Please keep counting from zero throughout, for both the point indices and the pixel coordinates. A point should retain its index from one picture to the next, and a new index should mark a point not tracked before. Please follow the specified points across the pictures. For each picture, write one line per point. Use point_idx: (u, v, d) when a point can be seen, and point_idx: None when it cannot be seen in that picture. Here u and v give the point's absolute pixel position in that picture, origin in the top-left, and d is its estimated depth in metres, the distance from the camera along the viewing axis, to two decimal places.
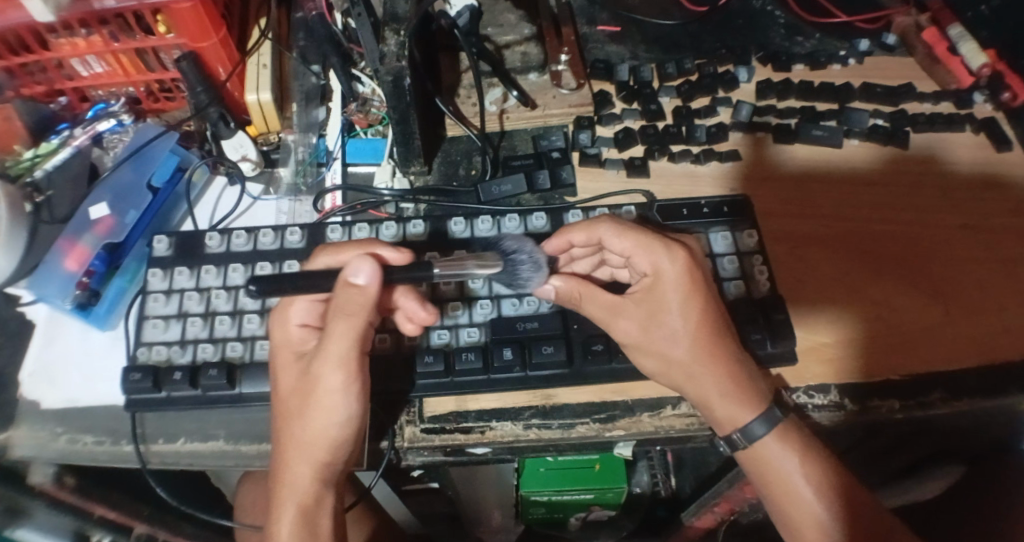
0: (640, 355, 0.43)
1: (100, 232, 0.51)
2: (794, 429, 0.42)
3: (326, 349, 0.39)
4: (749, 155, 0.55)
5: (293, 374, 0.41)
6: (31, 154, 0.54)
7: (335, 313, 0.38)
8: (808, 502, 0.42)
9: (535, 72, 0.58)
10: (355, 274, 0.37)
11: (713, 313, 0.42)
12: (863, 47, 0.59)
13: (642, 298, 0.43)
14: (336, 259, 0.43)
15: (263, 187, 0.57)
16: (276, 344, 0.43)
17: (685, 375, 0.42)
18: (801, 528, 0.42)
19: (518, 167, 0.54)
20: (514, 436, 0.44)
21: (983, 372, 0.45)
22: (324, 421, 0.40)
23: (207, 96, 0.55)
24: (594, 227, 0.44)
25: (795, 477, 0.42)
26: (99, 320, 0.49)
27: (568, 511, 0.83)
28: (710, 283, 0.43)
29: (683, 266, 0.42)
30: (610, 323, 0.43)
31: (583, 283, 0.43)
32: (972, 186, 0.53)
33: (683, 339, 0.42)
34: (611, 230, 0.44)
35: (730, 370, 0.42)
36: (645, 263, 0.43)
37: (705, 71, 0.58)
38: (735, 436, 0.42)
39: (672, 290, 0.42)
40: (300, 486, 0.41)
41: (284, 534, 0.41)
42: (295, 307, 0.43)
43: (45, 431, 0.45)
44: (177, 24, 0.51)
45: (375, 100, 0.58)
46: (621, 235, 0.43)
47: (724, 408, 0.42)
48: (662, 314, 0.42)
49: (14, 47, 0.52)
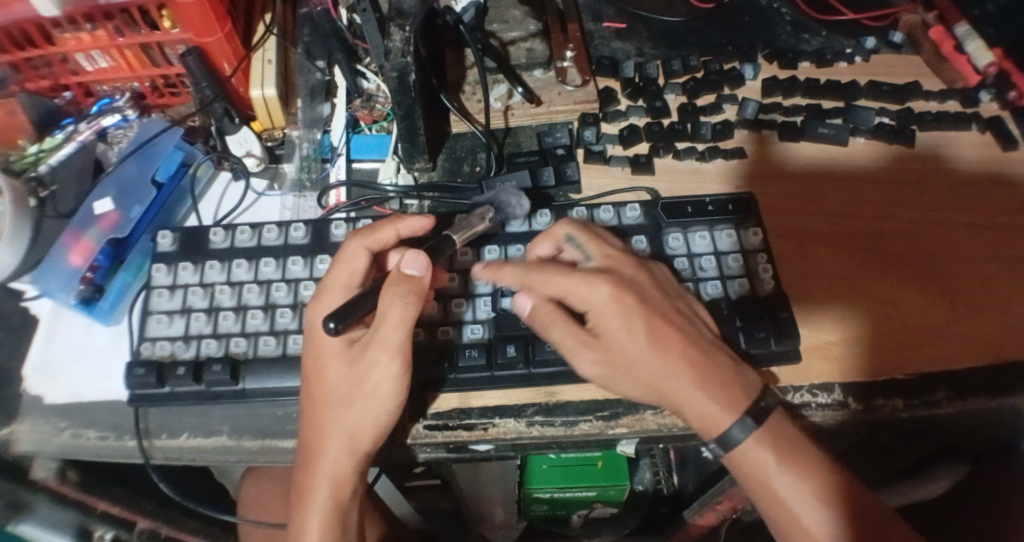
0: (613, 380, 0.42)
1: (104, 226, 0.51)
2: (774, 430, 0.42)
3: (378, 335, 0.39)
4: (754, 152, 0.55)
5: (342, 366, 0.41)
6: (34, 150, 0.54)
7: (387, 301, 0.38)
8: (789, 502, 0.41)
9: (540, 68, 0.58)
10: (409, 266, 0.39)
11: (667, 332, 0.41)
12: (870, 46, 0.59)
13: (601, 330, 0.42)
14: (372, 240, 0.42)
15: (267, 183, 0.57)
16: (315, 332, 0.41)
17: (654, 392, 0.42)
18: (787, 529, 0.41)
19: (523, 163, 0.53)
20: (517, 434, 0.44)
21: (987, 370, 0.44)
22: (369, 410, 0.40)
23: (213, 90, 0.54)
24: (526, 271, 0.42)
25: (771, 476, 0.41)
26: (102, 315, 0.49)
27: (571, 508, 0.83)
28: (650, 301, 0.42)
29: (612, 293, 0.41)
30: (575, 357, 0.41)
31: (549, 311, 0.42)
32: (979, 185, 0.53)
33: (636, 360, 0.41)
34: (540, 271, 0.42)
35: (700, 382, 0.41)
36: (577, 300, 0.42)
37: (710, 68, 0.57)
38: (732, 432, 0.41)
39: (610, 320, 0.41)
40: (327, 478, 0.41)
41: (314, 527, 0.42)
42: (331, 295, 0.41)
43: (47, 426, 0.45)
44: (182, 18, 0.51)
45: (380, 96, 0.58)
46: (552, 278, 0.42)
47: (697, 418, 0.41)
48: (614, 345, 0.41)
49: (19, 42, 0.52)
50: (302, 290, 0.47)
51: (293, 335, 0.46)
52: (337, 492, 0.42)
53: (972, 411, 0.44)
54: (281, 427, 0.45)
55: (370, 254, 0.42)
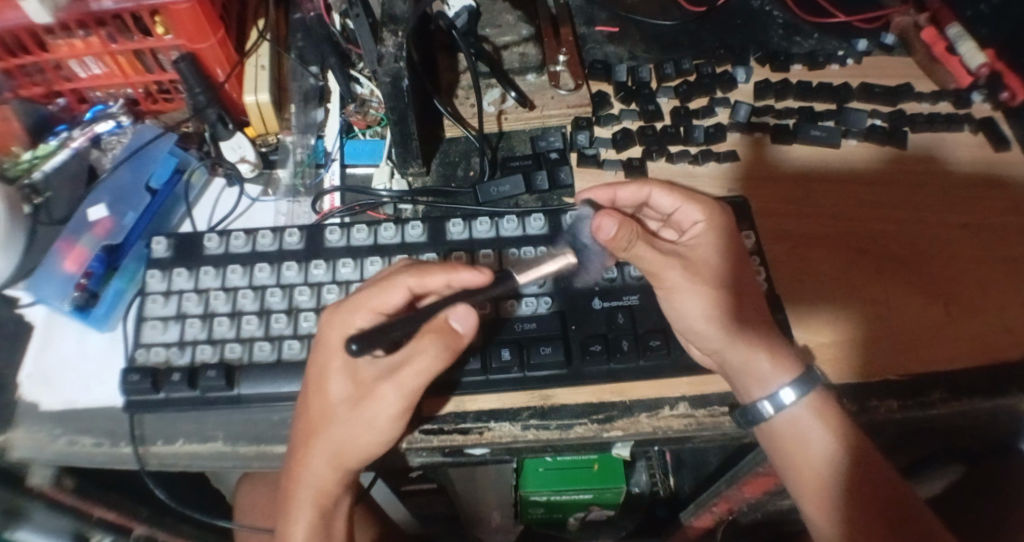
0: (678, 297, 0.43)
1: (98, 233, 0.51)
2: (829, 406, 0.43)
3: (400, 373, 0.39)
4: (749, 156, 0.55)
5: (345, 383, 0.40)
6: (29, 155, 0.54)
7: (419, 348, 0.38)
8: (810, 444, 0.43)
9: (533, 72, 0.58)
10: (457, 320, 0.39)
11: (743, 270, 0.45)
12: (861, 48, 0.60)
13: (691, 250, 0.45)
14: (419, 281, 0.39)
15: (261, 188, 0.57)
16: (326, 340, 0.40)
17: (718, 343, 0.43)
18: (801, 468, 0.43)
19: (517, 168, 0.54)
20: (512, 437, 0.44)
21: (984, 373, 0.44)
22: (354, 423, 0.40)
23: (206, 97, 0.55)
24: (645, 184, 0.46)
25: (801, 425, 0.43)
26: (96, 321, 0.49)
27: (567, 510, 0.84)
28: (740, 243, 0.46)
29: (724, 214, 0.46)
30: (658, 272, 0.42)
31: (628, 219, 0.40)
32: (972, 187, 0.53)
33: (705, 284, 0.43)
34: (661, 189, 0.46)
35: (767, 340, 0.43)
36: (690, 215, 0.46)
37: (703, 71, 0.58)
38: (781, 393, 0.42)
39: (706, 240, 0.45)
40: (321, 488, 0.42)
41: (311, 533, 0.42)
42: (357, 315, 0.39)
43: (42, 433, 0.45)
44: (176, 25, 0.51)
45: (373, 101, 0.59)
46: (670, 194, 0.46)
47: (772, 370, 0.43)
48: (700, 261, 0.44)
49: (12, 49, 0.52)
50: (298, 296, 0.47)
51: (288, 341, 0.46)
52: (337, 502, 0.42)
53: (967, 413, 0.44)
54: (275, 433, 0.45)
55: (410, 293, 0.40)
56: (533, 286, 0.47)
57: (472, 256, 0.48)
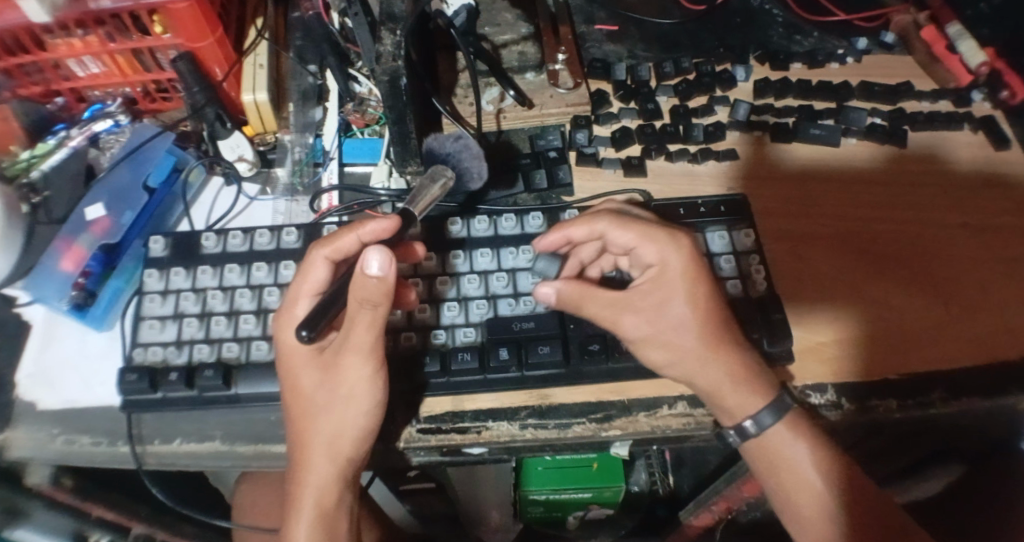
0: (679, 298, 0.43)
1: (96, 232, 0.51)
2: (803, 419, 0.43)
3: (351, 339, 0.39)
4: (748, 154, 0.55)
5: (312, 372, 0.41)
6: (28, 155, 0.54)
7: (353, 310, 0.38)
8: (793, 462, 0.42)
9: (532, 70, 0.58)
10: (372, 266, 0.35)
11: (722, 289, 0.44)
12: (862, 46, 0.59)
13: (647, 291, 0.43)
14: (333, 250, 0.41)
15: (260, 187, 0.57)
16: (285, 345, 0.41)
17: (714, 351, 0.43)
18: (790, 488, 0.43)
19: (517, 165, 0.53)
20: (511, 437, 0.44)
21: (982, 373, 0.44)
22: (345, 412, 0.40)
23: (204, 95, 0.55)
24: (595, 223, 0.45)
25: (783, 442, 0.42)
26: (95, 320, 0.49)
27: (568, 510, 0.84)
28: (706, 269, 0.43)
29: (687, 255, 0.43)
30: (615, 320, 0.42)
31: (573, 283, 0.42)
32: (973, 187, 0.53)
33: (682, 286, 0.42)
34: (612, 226, 0.44)
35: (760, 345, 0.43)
36: (649, 253, 0.43)
37: (703, 69, 0.57)
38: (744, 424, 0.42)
39: (661, 285, 0.43)
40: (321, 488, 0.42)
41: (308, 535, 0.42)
42: (297, 305, 0.41)
43: (41, 433, 0.45)
44: (174, 24, 0.51)
45: (372, 100, 0.59)
46: (624, 230, 0.44)
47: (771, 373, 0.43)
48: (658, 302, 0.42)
49: (10, 48, 0.52)
50: None
51: None
52: (323, 501, 0.42)
53: (966, 412, 0.44)
54: (273, 432, 0.45)
55: (331, 265, 0.42)
56: (531, 284, 0.47)
57: (469, 254, 0.48)
